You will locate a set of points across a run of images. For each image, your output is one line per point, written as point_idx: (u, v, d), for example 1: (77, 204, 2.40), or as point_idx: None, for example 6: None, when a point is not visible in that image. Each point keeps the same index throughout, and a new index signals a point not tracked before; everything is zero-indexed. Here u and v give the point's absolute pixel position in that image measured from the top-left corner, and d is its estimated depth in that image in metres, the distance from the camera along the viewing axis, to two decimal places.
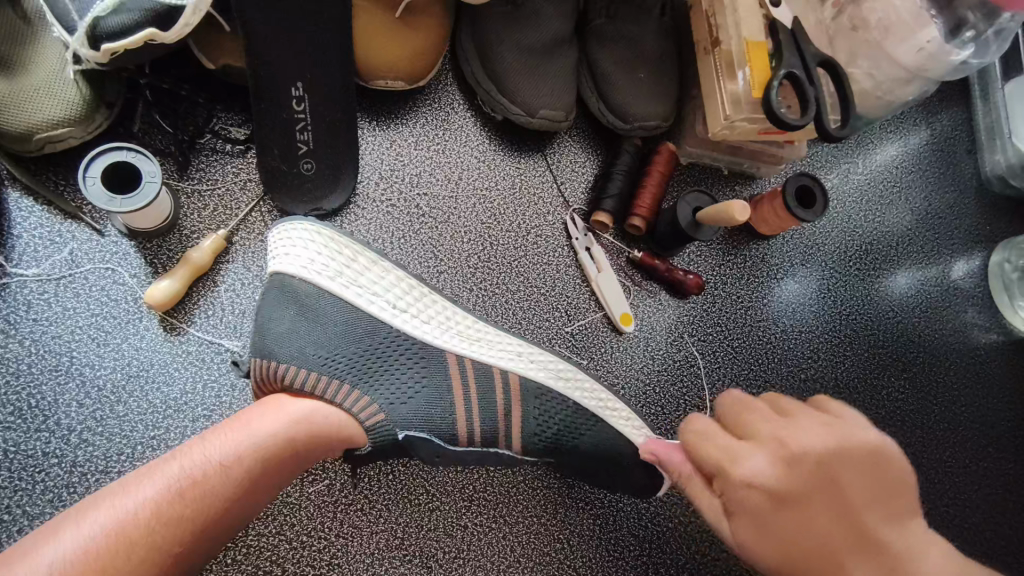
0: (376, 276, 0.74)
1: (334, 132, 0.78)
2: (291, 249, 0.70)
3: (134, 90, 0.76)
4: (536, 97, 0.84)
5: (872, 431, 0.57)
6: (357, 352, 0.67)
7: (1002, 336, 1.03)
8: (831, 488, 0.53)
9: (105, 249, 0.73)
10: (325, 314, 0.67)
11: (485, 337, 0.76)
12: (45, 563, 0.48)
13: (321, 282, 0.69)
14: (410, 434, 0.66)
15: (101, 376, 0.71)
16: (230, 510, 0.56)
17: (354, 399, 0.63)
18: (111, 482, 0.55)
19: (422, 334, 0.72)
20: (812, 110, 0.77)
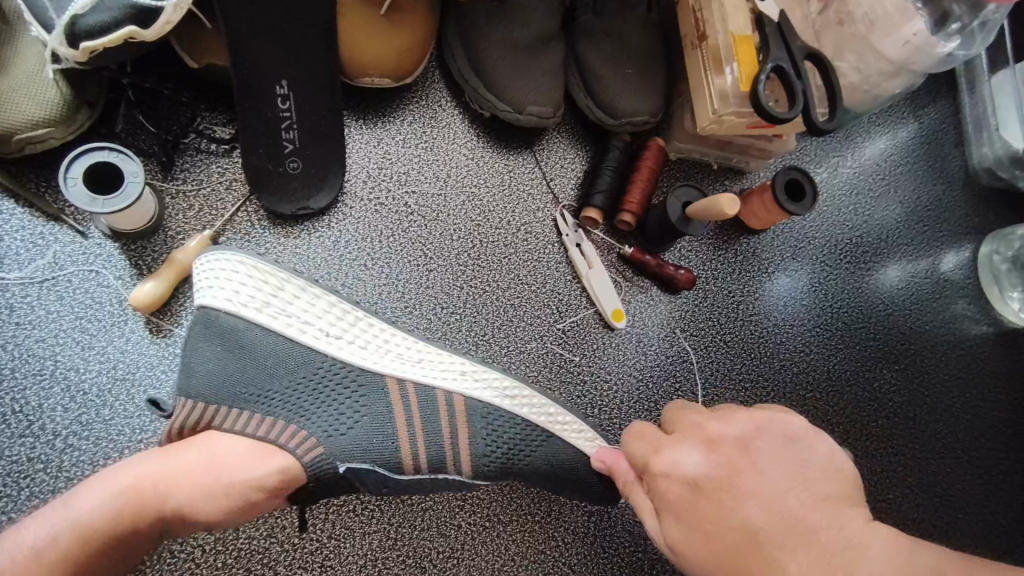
0: (308, 302, 0.72)
1: (320, 130, 0.78)
2: (214, 281, 0.68)
3: (117, 90, 0.76)
4: (522, 94, 0.84)
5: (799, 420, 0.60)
6: (287, 386, 0.65)
7: (992, 328, 1.03)
8: (749, 473, 0.57)
9: (89, 250, 0.72)
10: (252, 346, 0.66)
11: (427, 357, 0.74)
12: None
13: (247, 313, 0.67)
14: (351, 466, 0.64)
15: (86, 380, 0.69)
16: (108, 552, 0.57)
17: (289, 435, 0.62)
18: None
19: (360, 360, 0.70)
20: (800, 103, 0.77)
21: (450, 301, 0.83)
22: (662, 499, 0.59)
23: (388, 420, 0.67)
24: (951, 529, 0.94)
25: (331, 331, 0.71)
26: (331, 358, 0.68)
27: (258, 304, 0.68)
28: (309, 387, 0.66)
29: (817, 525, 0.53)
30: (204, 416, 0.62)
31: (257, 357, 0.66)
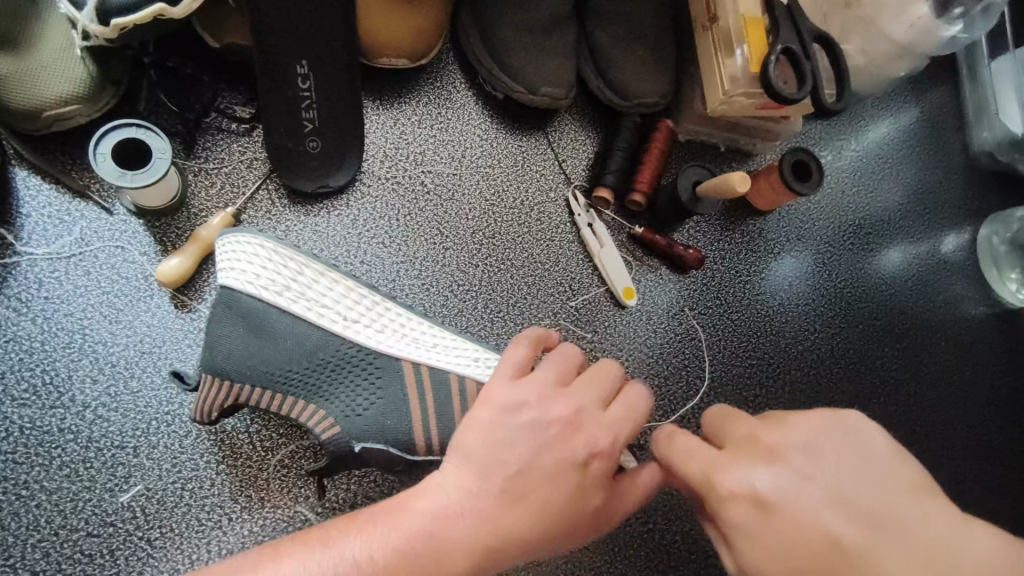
0: (326, 287, 0.72)
1: (338, 110, 0.79)
2: (235, 263, 0.69)
3: (139, 69, 0.77)
4: (536, 74, 0.85)
5: (855, 414, 0.54)
6: (307, 368, 0.68)
7: (990, 309, 1.06)
8: (822, 479, 0.49)
9: (114, 227, 0.74)
10: (273, 330, 0.68)
11: (441, 342, 0.74)
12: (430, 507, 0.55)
13: (268, 297, 0.69)
14: (366, 446, 0.67)
15: (114, 353, 0.71)
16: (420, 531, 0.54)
17: (310, 414, 0.67)
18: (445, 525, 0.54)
19: (376, 343, 0.71)
20: (808, 85, 0.78)
21: (465, 279, 0.85)
22: (729, 527, 0.50)
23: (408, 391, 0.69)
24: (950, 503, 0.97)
25: (348, 316, 0.72)
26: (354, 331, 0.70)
27: (276, 282, 0.70)
28: (328, 368, 0.69)
29: (909, 525, 0.47)
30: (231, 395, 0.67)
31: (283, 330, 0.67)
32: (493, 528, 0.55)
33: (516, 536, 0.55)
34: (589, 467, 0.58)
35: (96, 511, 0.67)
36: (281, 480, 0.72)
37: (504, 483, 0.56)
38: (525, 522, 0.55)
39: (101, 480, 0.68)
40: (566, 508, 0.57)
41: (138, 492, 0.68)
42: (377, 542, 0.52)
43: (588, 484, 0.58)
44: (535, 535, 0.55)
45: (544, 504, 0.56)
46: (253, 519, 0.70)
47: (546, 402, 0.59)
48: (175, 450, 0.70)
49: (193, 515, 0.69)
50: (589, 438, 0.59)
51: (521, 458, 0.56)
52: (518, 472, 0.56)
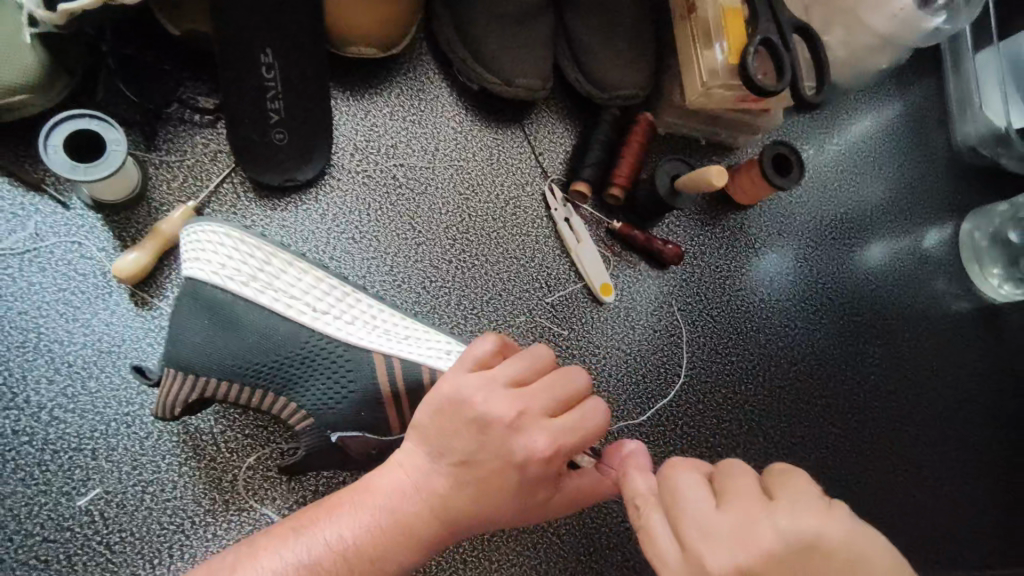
0: (294, 278, 0.70)
1: (306, 101, 0.77)
2: (200, 254, 0.67)
3: (97, 56, 0.73)
4: (511, 65, 0.83)
5: (828, 523, 0.41)
6: (275, 361, 0.66)
7: (972, 304, 1.05)
8: None
9: (71, 222, 0.71)
10: (239, 322, 0.66)
11: (413, 334, 0.71)
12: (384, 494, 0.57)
13: (234, 288, 0.66)
14: (341, 436, 0.65)
15: (72, 352, 0.69)
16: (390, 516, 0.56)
17: (280, 406, 0.66)
18: (398, 500, 0.57)
19: (347, 335, 0.68)
20: (787, 77, 0.77)
21: (439, 275, 0.83)
22: None
23: (375, 392, 0.67)
24: (931, 501, 0.96)
25: (319, 309, 0.69)
26: (319, 330, 0.68)
27: (240, 276, 0.67)
28: (298, 361, 0.66)
29: None
30: (195, 390, 0.64)
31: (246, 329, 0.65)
32: (444, 509, 0.57)
33: (466, 515, 0.57)
34: (528, 469, 0.56)
35: (51, 516, 0.64)
36: (247, 482, 0.69)
37: (457, 464, 0.56)
38: (475, 503, 0.57)
39: (57, 483, 0.65)
40: (512, 497, 0.57)
41: (96, 496, 0.66)
42: (344, 521, 0.56)
43: (535, 479, 0.57)
44: (484, 514, 0.57)
45: (489, 491, 0.57)
46: (217, 523, 0.68)
47: (495, 398, 0.56)
48: (136, 453, 0.68)
49: (154, 519, 0.66)
50: (529, 441, 0.56)
51: (469, 447, 0.56)
52: (465, 460, 0.56)
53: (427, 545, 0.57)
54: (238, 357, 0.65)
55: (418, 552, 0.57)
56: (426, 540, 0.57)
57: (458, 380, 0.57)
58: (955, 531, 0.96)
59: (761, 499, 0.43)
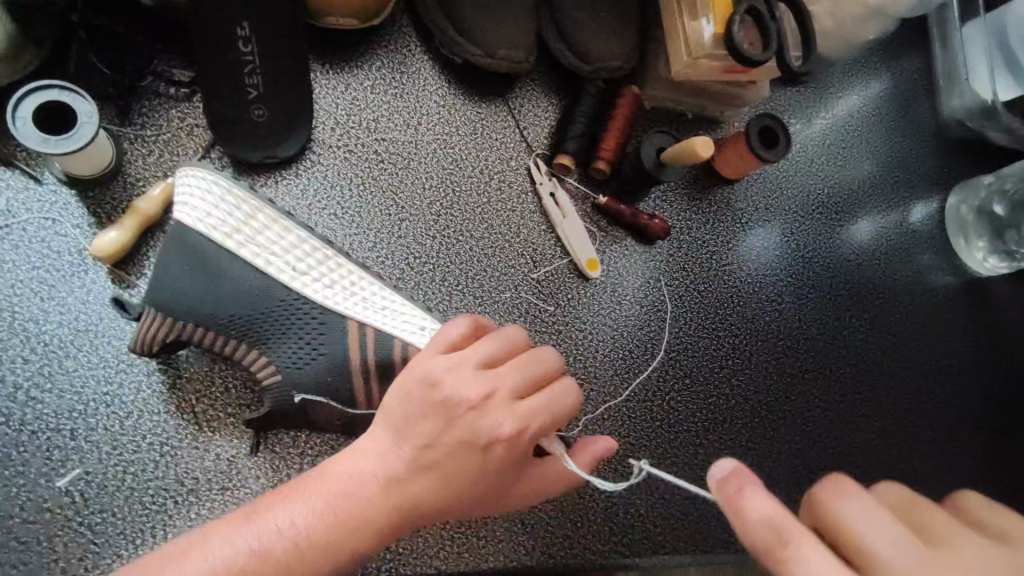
0: (277, 236, 0.70)
1: (284, 75, 0.75)
2: (190, 203, 0.68)
3: (67, 29, 0.72)
4: (493, 37, 0.82)
5: None
6: (251, 314, 0.67)
7: (956, 277, 1.06)
8: None
9: (44, 198, 0.70)
10: (219, 274, 0.66)
11: (390, 307, 0.70)
12: (342, 478, 0.56)
13: (217, 239, 0.67)
14: (304, 398, 0.66)
15: (47, 331, 0.67)
16: (348, 500, 0.55)
17: (253, 360, 0.67)
18: (356, 485, 0.56)
19: (324, 299, 0.69)
20: (773, 45, 0.77)
21: (424, 250, 0.82)
22: None
23: (357, 369, 0.66)
24: (918, 473, 0.97)
25: (298, 267, 0.70)
26: (295, 291, 0.68)
27: (216, 250, 0.67)
28: (271, 317, 0.67)
29: None
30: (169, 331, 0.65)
31: (223, 282, 0.66)
32: (405, 500, 0.56)
33: (427, 506, 0.56)
34: (492, 454, 0.56)
35: (32, 496, 0.64)
36: (229, 462, 0.69)
37: (418, 448, 0.56)
38: (436, 485, 0.56)
39: (34, 464, 0.64)
40: (477, 480, 0.57)
41: (77, 476, 0.65)
42: (297, 507, 0.54)
43: (500, 465, 0.57)
44: (447, 505, 0.57)
45: (452, 479, 0.56)
46: (201, 502, 0.67)
47: (463, 378, 0.57)
48: (116, 432, 0.67)
49: (135, 499, 0.66)
50: (495, 422, 0.56)
51: (434, 428, 0.56)
52: (428, 446, 0.56)
53: (386, 535, 0.56)
54: (216, 306, 0.66)
55: (376, 538, 0.55)
56: (385, 525, 0.55)
57: (428, 363, 0.58)
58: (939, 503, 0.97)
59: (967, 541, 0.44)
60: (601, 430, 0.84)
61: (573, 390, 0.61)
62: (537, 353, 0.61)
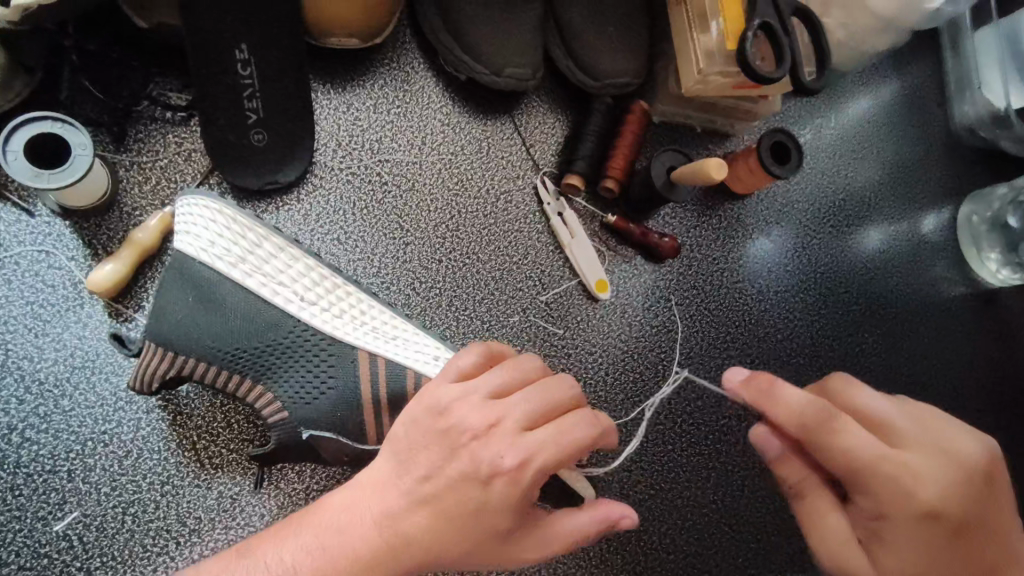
0: (283, 265, 0.66)
1: (284, 97, 0.73)
2: (194, 228, 0.64)
3: (59, 53, 0.70)
4: (499, 54, 0.79)
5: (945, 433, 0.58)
6: (257, 347, 0.63)
7: (970, 290, 1.04)
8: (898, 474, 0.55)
9: (37, 230, 0.67)
10: (224, 305, 0.63)
11: (401, 334, 0.68)
12: (339, 514, 0.54)
13: (222, 267, 0.63)
14: (314, 434, 0.63)
15: (42, 369, 0.65)
16: (346, 537, 0.53)
17: (257, 395, 0.63)
18: (354, 521, 0.53)
19: (331, 329, 0.65)
20: (786, 62, 0.73)
21: (430, 274, 0.80)
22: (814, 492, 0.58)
23: (364, 407, 0.64)
24: None
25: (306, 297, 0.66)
26: (302, 322, 0.65)
27: (217, 281, 0.63)
28: (280, 349, 0.64)
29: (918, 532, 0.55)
30: (172, 367, 0.61)
31: (225, 315, 0.63)
32: (401, 541, 0.52)
33: (424, 548, 0.53)
34: (493, 487, 0.52)
35: (29, 542, 0.62)
36: (232, 500, 0.66)
37: (417, 482, 0.53)
38: (436, 524, 0.52)
39: (31, 508, 0.63)
40: (478, 519, 0.52)
41: (74, 520, 0.63)
42: (295, 546, 0.53)
43: (499, 502, 0.52)
44: (445, 548, 0.53)
45: (452, 517, 0.52)
46: (204, 542, 0.65)
47: (468, 407, 0.53)
48: (115, 472, 0.65)
49: (137, 541, 0.64)
50: (497, 454, 0.52)
51: (435, 461, 0.53)
52: (428, 478, 0.53)
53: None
54: (220, 338, 0.62)
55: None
56: (385, 565, 0.52)
57: (435, 391, 0.55)
58: None
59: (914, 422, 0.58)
60: (612, 456, 0.82)
61: (591, 420, 0.54)
62: (555, 380, 0.55)
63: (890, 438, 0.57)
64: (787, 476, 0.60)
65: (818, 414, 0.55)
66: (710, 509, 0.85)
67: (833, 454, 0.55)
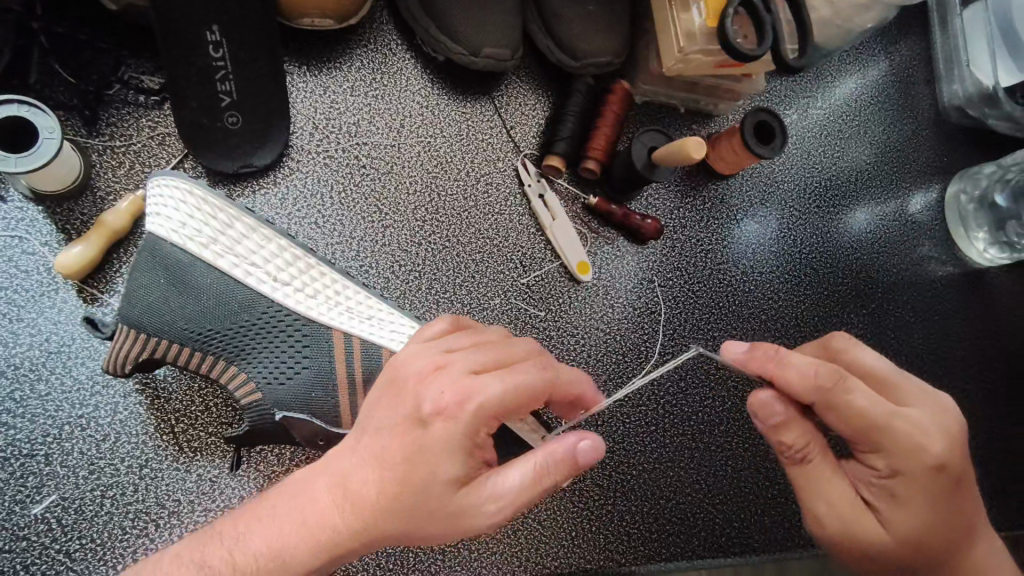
0: (256, 245, 0.67)
1: (258, 79, 0.72)
2: (165, 209, 0.64)
3: (28, 36, 0.69)
4: (476, 34, 0.78)
5: (941, 400, 0.58)
6: (230, 328, 0.63)
7: (957, 269, 1.03)
8: (897, 441, 0.55)
9: (10, 216, 0.67)
10: (197, 286, 0.63)
11: (377, 315, 0.68)
12: (295, 490, 0.51)
13: (194, 247, 0.63)
14: (287, 416, 0.61)
15: (18, 354, 0.65)
16: (300, 512, 0.49)
17: (231, 378, 0.63)
18: (309, 493, 0.50)
19: (307, 309, 0.66)
20: (768, 40, 0.73)
21: (409, 257, 0.80)
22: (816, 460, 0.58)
23: (340, 388, 0.64)
24: None
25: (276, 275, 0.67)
26: (276, 303, 0.65)
27: (189, 268, 0.63)
28: (255, 329, 0.64)
29: (921, 492, 0.55)
30: (145, 349, 0.61)
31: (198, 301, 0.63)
32: (351, 511, 0.48)
33: (376, 516, 0.48)
34: (431, 428, 0.48)
35: (7, 526, 0.62)
36: (211, 483, 0.67)
37: (368, 442, 0.50)
38: (386, 488, 0.48)
39: (8, 492, 0.63)
40: (430, 477, 0.47)
41: (52, 503, 0.63)
42: (251, 528, 0.50)
43: (442, 446, 0.47)
44: (397, 514, 0.48)
45: (400, 474, 0.48)
46: (183, 524, 0.65)
47: (420, 355, 0.51)
48: (93, 456, 0.65)
49: (116, 524, 0.64)
50: (439, 390, 0.49)
51: (384, 416, 0.50)
52: (377, 433, 0.50)
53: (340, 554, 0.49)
54: (192, 319, 0.62)
55: (331, 553, 0.49)
56: (339, 538, 0.49)
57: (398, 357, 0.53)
58: None
59: (916, 386, 0.58)
60: (594, 437, 0.82)
61: (541, 366, 0.51)
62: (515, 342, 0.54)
63: (891, 396, 0.58)
64: (791, 442, 0.57)
65: (830, 377, 0.55)
66: (693, 488, 0.85)
67: (842, 414, 0.55)
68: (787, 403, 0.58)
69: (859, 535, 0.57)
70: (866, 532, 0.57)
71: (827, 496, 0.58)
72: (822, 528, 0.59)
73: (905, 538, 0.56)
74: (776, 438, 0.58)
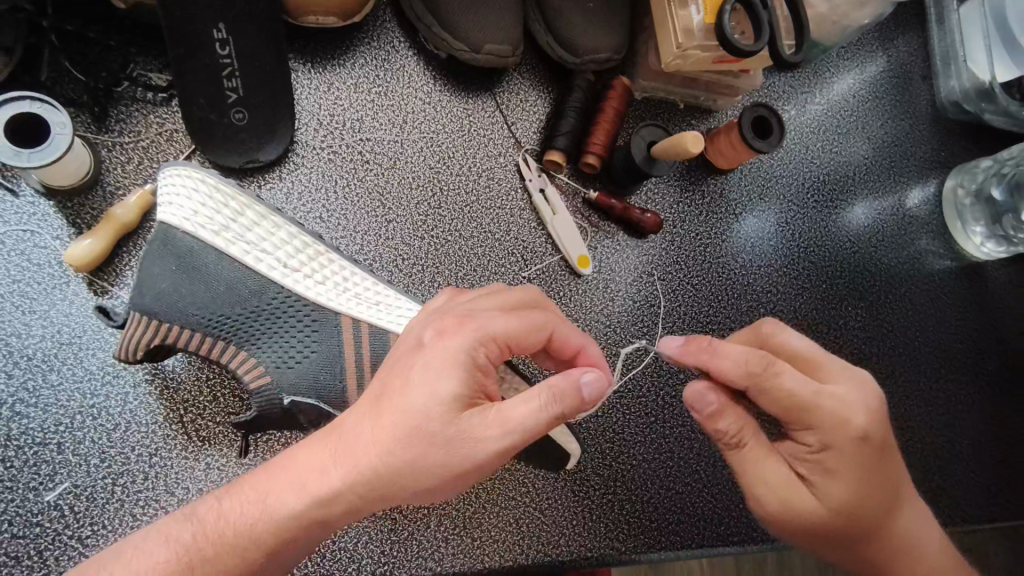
0: (267, 230, 0.68)
1: (265, 76, 0.74)
2: (175, 198, 0.65)
3: (38, 34, 0.70)
4: (478, 31, 0.80)
5: (859, 375, 0.61)
6: (241, 314, 0.65)
7: (955, 263, 1.05)
8: (825, 417, 0.57)
9: (21, 210, 0.69)
10: (207, 276, 0.64)
11: (384, 301, 0.70)
12: (297, 451, 0.52)
13: (205, 236, 0.65)
14: (297, 401, 0.63)
15: (30, 345, 0.67)
16: (302, 470, 0.50)
17: (241, 361, 0.64)
18: (311, 452, 0.51)
19: (316, 295, 0.67)
20: (766, 34, 0.74)
21: (413, 251, 0.81)
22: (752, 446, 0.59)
23: (347, 374, 0.66)
24: (917, 460, 0.96)
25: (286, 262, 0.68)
26: (286, 290, 0.67)
27: (198, 261, 0.64)
28: (264, 318, 0.65)
29: (851, 464, 0.58)
30: (157, 336, 0.62)
31: (206, 293, 0.64)
32: (352, 451, 0.50)
33: (378, 464, 0.49)
34: (433, 351, 0.52)
35: (20, 513, 0.63)
36: (219, 471, 0.68)
37: (371, 397, 0.52)
38: (388, 436, 0.50)
39: (22, 480, 0.64)
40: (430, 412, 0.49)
41: (65, 490, 0.65)
42: (251, 489, 0.50)
43: (442, 365, 0.50)
44: (398, 453, 0.49)
45: (402, 416, 0.50)
46: None
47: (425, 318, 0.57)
48: (105, 444, 0.66)
49: (127, 511, 0.65)
50: (442, 324, 0.54)
51: (389, 370, 0.53)
52: (381, 384, 0.52)
53: (337, 501, 0.49)
54: (204, 307, 0.63)
55: (333, 506, 0.49)
56: (341, 491, 0.49)
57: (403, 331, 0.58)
58: (937, 489, 0.96)
59: (836, 364, 0.60)
60: (595, 428, 0.84)
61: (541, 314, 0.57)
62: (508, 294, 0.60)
63: (816, 376, 0.60)
64: (726, 428, 0.58)
65: (759, 363, 0.56)
66: (693, 478, 0.86)
67: (773, 395, 0.57)
68: (718, 392, 0.59)
69: (798, 513, 0.58)
70: (804, 508, 0.58)
71: (767, 480, 0.58)
72: (762, 506, 0.59)
73: (840, 509, 0.58)
74: (711, 427, 0.59)
